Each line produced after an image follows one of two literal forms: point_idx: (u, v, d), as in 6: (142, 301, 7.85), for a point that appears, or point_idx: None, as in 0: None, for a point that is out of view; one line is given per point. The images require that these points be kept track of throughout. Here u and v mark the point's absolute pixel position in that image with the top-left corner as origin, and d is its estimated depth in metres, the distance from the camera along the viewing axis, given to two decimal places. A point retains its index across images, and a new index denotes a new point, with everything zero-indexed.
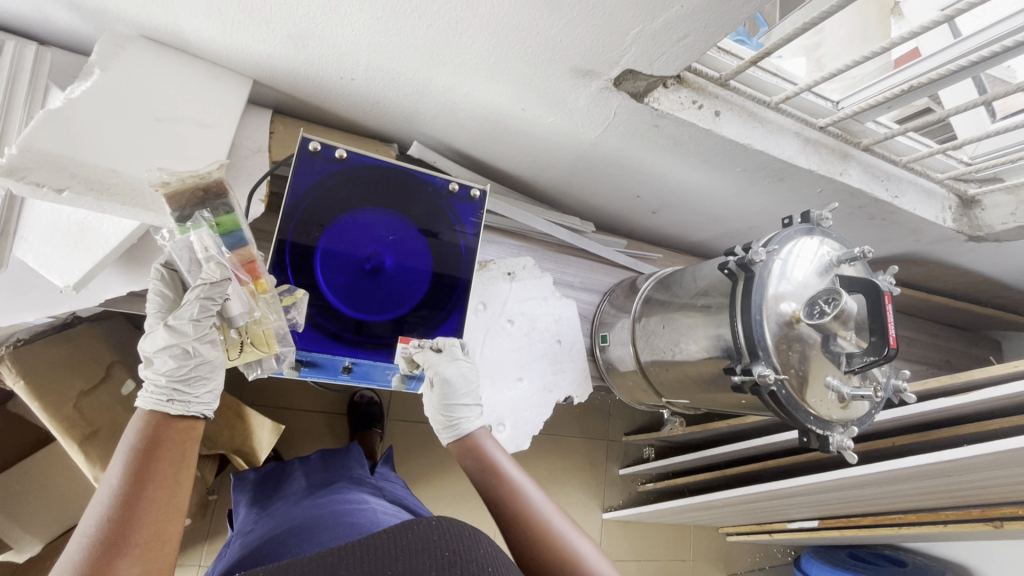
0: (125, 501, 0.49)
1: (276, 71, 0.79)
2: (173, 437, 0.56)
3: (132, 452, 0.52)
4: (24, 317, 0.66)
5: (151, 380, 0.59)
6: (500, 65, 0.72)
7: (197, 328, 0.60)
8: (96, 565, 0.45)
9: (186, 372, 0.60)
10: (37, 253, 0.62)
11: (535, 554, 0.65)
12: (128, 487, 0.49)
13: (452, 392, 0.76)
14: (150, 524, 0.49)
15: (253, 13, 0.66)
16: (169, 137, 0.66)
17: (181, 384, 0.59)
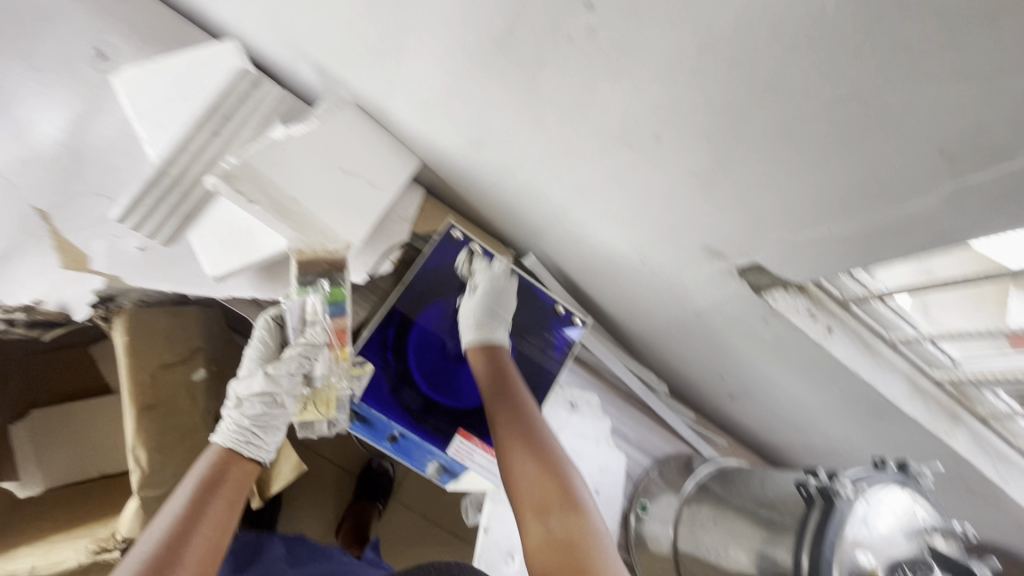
0: (184, 527, 0.60)
1: (446, 160, 0.91)
2: (230, 479, 0.67)
3: (200, 483, 0.64)
4: (162, 286, 0.76)
5: (236, 419, 0.70)
6: (638, 219, 0.78)
7: (288, 383, 0.70)
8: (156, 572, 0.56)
9: (266, 419, 0.70)
10: (205, 241, 0.72)
11: (527, 485, 0.75)
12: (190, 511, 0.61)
13: (491, 294, 0.85)
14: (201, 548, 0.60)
15: (454, 115, 0.79)
16: (346, 187, 0.76)
17: (258, 430, 0.70)
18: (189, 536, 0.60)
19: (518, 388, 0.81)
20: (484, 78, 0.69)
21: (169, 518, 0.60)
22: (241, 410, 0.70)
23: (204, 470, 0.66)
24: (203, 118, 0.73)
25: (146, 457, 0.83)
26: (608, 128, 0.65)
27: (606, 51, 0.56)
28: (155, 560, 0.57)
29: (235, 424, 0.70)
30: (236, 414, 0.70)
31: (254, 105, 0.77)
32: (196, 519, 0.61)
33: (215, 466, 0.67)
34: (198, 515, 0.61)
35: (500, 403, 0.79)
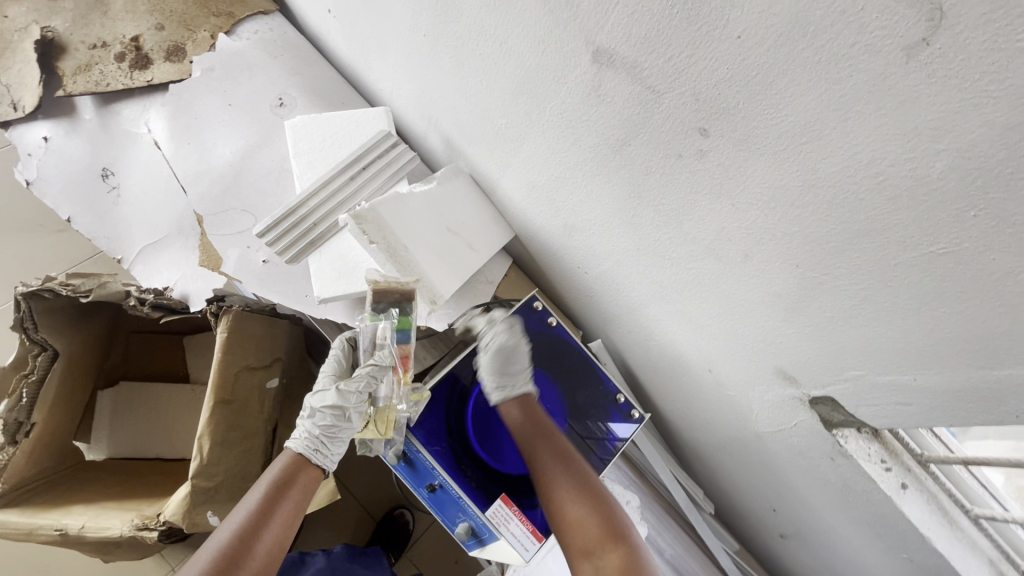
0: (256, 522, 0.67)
1: (538, 237, 0.99)
2: (298, 485, 0.74)
3: (270, 487, 0.71)
4: (271, 297, 0.84)
5: (307, 427, 0.80)
6: (714, 329, 0.80)
7: (355, 399, 0.80)
8: (228, 560, 0.63)
9: (333, 429, 0.80)
10: (319, 266, 0.81)
11: (573, 525, 0.75)
12: (261, 511, 0.68)
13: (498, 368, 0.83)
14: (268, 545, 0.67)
15: (557, 201, 0.88)
16: (449, 245, 0.85)
17: (325, 438, 0.80)
18: (262, 530, 0.67)
19: (545, 427, 0.82)
20: (593, 175, 0.77)
21: (243, 514, 0.67)
22: (313, 417, 0.80)
23: (277, 475, 0.74)
24: (347, 165, 0.86)
25: (209, 447, 0.89)
26: (700, 238, 0.70)
27: (713, 172, 0.61)
28: (228, 549, 0.63)
29: (305, 429, 0.80)
30: (308, 421, 0.80)
31: (389, 161, 0.89)
32: (267, 519, 0.68)
33: (287, 472, 0.75)
34: (269, 516, 0.68)
35: (531, 436, 0.81)
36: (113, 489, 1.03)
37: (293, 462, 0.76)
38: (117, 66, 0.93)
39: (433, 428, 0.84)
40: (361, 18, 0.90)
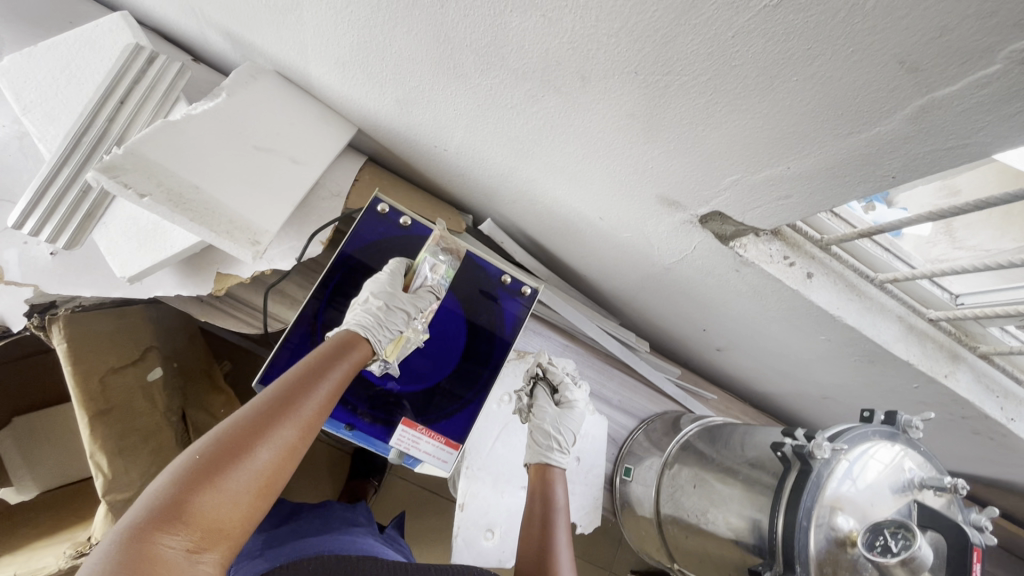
0: (304, 379, 0.58)
1: (380, 124, 0.84)
2: (350, 358, 0.65)
3: (323, 351, 0.63)
4: (80, 292, 0.71)
5: (367, 313, 0.71)
6: (586, 173, 0.70)
7: (410, 306, 0.75)
8: (273, 410, 0.53)
9: (387, 319, 0.72)
10: (111, 240, 0.66)
11: None
12: (310, 368, 0.59)
13: (543, 425, 0.83)
14: (317, 405, 0.57)
15: (373, 74, 0.71)
16: (262, 167, 0.70)
17: (383, 325, 0.71)
18: (314, 387, 0.58)
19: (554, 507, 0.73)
20: (392, 28, 0.61)
21: (295, 369, 0.59)
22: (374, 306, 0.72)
23: (327, 346, 0.64)
24: (95, 105, 0.66)
25: (105, 463, 0.80)
26: (532, 72, 0.57)
27: None
28: (278, 398, 0.54)
29: (366, 318, 0.70)
30: (364, 307, 0.72)
31: (149, 85, 0.69)
32: (315, 378, 0.59)
33: (335, 343, 0.65)
34: (317, 380, 0.58)
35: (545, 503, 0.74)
36: (42, 529, 0.97)
37: (348, 336, 0.67)
38: None
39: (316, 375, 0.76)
40: None
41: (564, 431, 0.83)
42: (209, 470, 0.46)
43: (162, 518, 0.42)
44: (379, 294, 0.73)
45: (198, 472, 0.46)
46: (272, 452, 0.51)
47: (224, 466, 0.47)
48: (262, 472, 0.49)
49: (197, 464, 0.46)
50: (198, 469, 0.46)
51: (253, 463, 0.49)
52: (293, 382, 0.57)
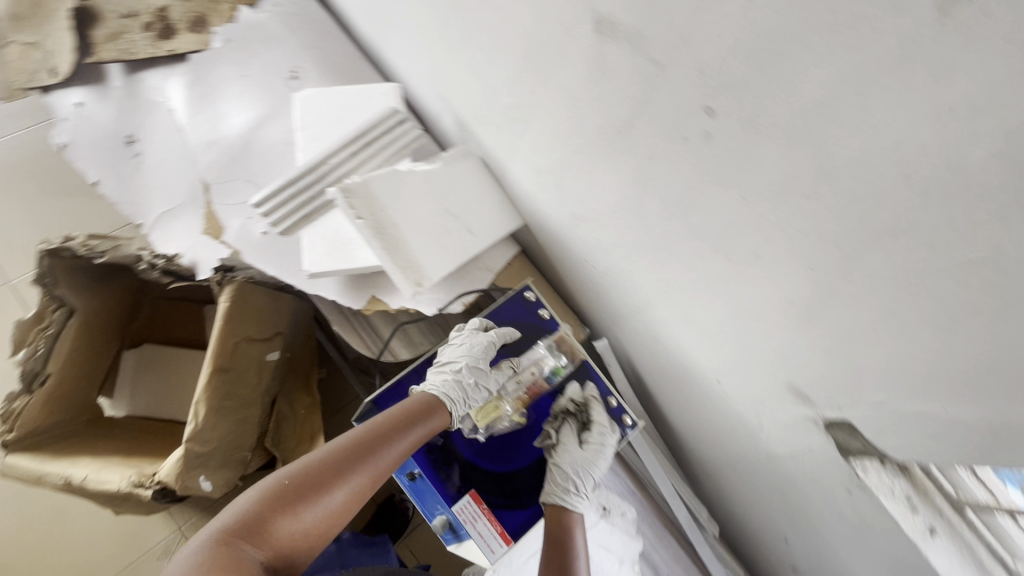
0: (386, 431, 0.66)
1: (545, 225, 0.94)
2: (430, 422, 0.71)
3: (408, 407, 0.71)
4: (267, 270, 0.84)
5: (449, 383, 0.77)
6: (721, 334, 0.73)
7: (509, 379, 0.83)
8: (352, 458, 0.62)
9: (468, 394, 0.77)
10: (312, 239, 0.79)
11: None
12: (393, 423, 0.67)
13: (563, 467, 0.82)
14: (390, 459, 0.65)
15: (562, 188, 0.82)
16: (446, 227, 0.81)
17: (463, 398, 0.77)
18: (391, 442, 0.66)
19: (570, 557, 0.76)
20: (597, 160, 0.71)
21: (380, 420, 0.67)
22: (461, 376, 0.78)
23: (412, 404, 0.71)
24: (350, 140, 0.83)
25: (204, 412, 0.90)
26: (707, 233, 0.63)
27: (719, 159, 0.55)
28: (359, 446, 0.63)
29: (452, 388, 0.76)
30: (453, 375, 0.77)
31: (393, 139, 0.86)
32: (393, 433, 0.67)
33: (420, 403, 0.72)
34: (393, 439, 0.66)
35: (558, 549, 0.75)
36: (120, 446, 1.07)
37: (430, 400, 0.73)
38: (143, 36, 0.95)
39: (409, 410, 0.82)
40: None
41: (585, 475, 0.82)
42: (285, 502, 0.56)
43: (245, 534, 0.53)
44: (470, 365, 0.79)
45: (283, 499, 0.57)
46: (339, 497, 0.60)
47: (302, 502, 0.57)
48: (330, 510, 0.59)
49: (279, 495, 0.57)
50: (277, 498, 0.56)
51: (324, 504, 0.58)
52: (373, 436, 0.65)
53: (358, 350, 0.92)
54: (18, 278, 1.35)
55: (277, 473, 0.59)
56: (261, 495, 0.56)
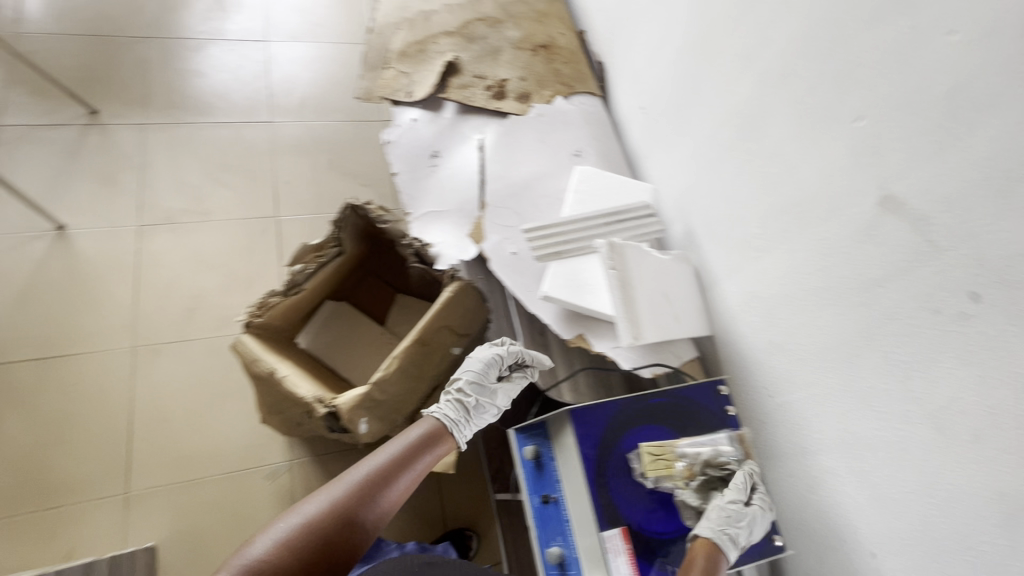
0: (391, 467, 0.77)
1: (734, 343, 1.03)
2: (436, 448, 0.84)
3: (409, 443, 0.81)
4: (505, 280, 0.99)
5: (449, 403, 0.93)
6: (898, 505, 0.74)
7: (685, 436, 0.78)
8: (362, 496, 0.72)
9: (468, 408, 0.93)
10: (556, 270, 0.96)
11: None
12: (396, 460, 0.78)
13: (719, 512, 0.70)
14: (396, 490, 0.76)
15: (773, 316, 0.92)
16: (663, 304, 0.94)
17: (464, 413, 0.92)
18: (396, 477, 0.77)
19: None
20: (826, 304, 0.81)
21: (384, 457, 0.78)
22: (464, 398, 0.93)
23: (422, 435, 0.84)
24: (608, 213, 1.03)
25: (394, 367, 1.08)
26: (926, 400, 0.68)
27: (971, 340, 0.62)
28: (370, 483, 0.74)
29: (450, 411, 0.90)
30: (455, 394, 0.94)
31: (639, 225, 1.04)
32: (397, 469, 0.77)
33: (429, 431, 0.85)
34: (407, 465, 0.78)
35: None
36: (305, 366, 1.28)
37: (439, 429, 0.86)
38: (483, 92, 1.27)
39: (595, 427, 0.77)
40: (668, 122, 1.15)
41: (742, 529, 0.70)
42: (311, 545, 0.66)
43: (294, 552, 0.65)
44: (469, 382, 0.95)
45: (309, 540, 0.67)
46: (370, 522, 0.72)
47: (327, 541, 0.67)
48: (353, 538, 0.70)
49: (324, 520, 0.69)
50: (302, 542, 0.66)
51: (343, 538, 0.69)
52: (393, 466, 0.77)
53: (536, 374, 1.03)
54: (283, 216, 1.71)
55: (310, 501, 0.70)
56: (287, 540, 0.66)
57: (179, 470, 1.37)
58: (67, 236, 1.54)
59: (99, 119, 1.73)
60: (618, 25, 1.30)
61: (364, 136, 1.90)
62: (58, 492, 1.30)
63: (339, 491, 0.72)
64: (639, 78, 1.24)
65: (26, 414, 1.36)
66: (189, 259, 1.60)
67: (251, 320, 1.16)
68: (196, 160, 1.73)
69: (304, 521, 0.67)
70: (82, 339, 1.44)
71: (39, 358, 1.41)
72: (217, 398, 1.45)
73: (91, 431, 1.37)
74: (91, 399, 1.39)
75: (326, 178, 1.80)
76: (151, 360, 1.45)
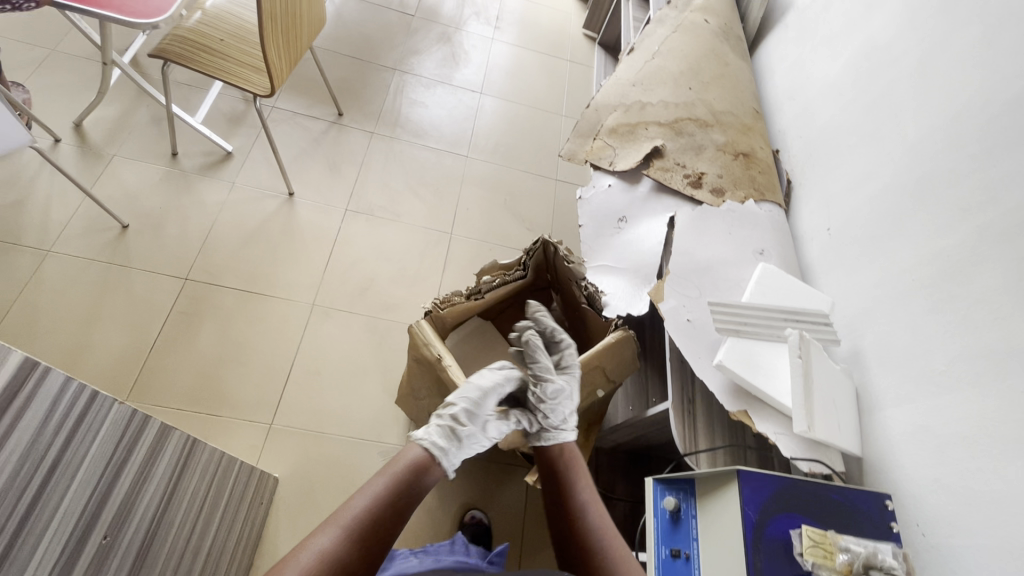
0: (391, 496, 0.80)
1: (888, 472, 1.02)
2: (429, 474, 0.88)
3: (400, 471, 0.84)
4: (678, 340, 1.09)
5: (437, 434, 0.96)
6: None
7: (855, 541, 0.79)
8: (370, 526, 0.76)
9: (466, 438, 0.99)
10: (733, 345, 1.03)
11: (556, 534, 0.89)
12: (394, 488, 0.81)
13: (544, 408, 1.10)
14: (399, 515, 0.80)
15: (944, 455, 0.92)
16: (831, 408, 0.97)
17: (460, 440, 0.98)
18: (400, 501, 0.80)
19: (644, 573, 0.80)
20: (1016, 457, 0.81)
21: (381, 487, 0.80)
22: (456, 427, 0.99)
23: (410, 462, 0.86)
24: (790, 311, 1.10)
25: None
26: None
27: None
28: (377, 512, 0.77)
29: (441, 439, 0.95)
30: (447, 423, 0.99)
31: (817, 331, 1.10)
32: (399, 498, 0.81)
33: (416, 459, 0.88)
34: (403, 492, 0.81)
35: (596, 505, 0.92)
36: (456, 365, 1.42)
37: (427, 458, 0.89)
38: (680, 178, 1.43)
39: (762, 492, 0.83)
40: (857, 248, 1.22)
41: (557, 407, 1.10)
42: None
43: None
44: (463, 411, 1.01)
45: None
46: (371, 556, 0.74)
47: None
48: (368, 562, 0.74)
49: (328, 563, 0.70)
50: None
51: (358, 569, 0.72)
52: (388, 500, 0.79)
53: (683, 434, 1.07)
54: (455, 235, 1.94)
55: (316, 538, 0.72)
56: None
57: (313, 420, 1.51)
58: (292, 202, 1.85)
59: (341, 121, 2.11)
60: (818, 155, 1.43)
61: (537, 189, 2.13)
62: (221, 403, 1.49)
63: (338, 530, 0.73)
64: (832, 204, 1.33)
65: (220, 330, 1.59)
66: (374, 246, 1.84)
67: (432, 309, 1.34)
68: (402, 172, 2.04)
69: (316, 562, 0.69)
70: (278, 286, 1.69)
71: (243, 290, 1.66)
72: (361, 369, 1.62)
73: (263, 361, 1.57)
74: (270, 336, 1.61)
75: (498, 214, 2.03)
76: (321, 320, 1.67)
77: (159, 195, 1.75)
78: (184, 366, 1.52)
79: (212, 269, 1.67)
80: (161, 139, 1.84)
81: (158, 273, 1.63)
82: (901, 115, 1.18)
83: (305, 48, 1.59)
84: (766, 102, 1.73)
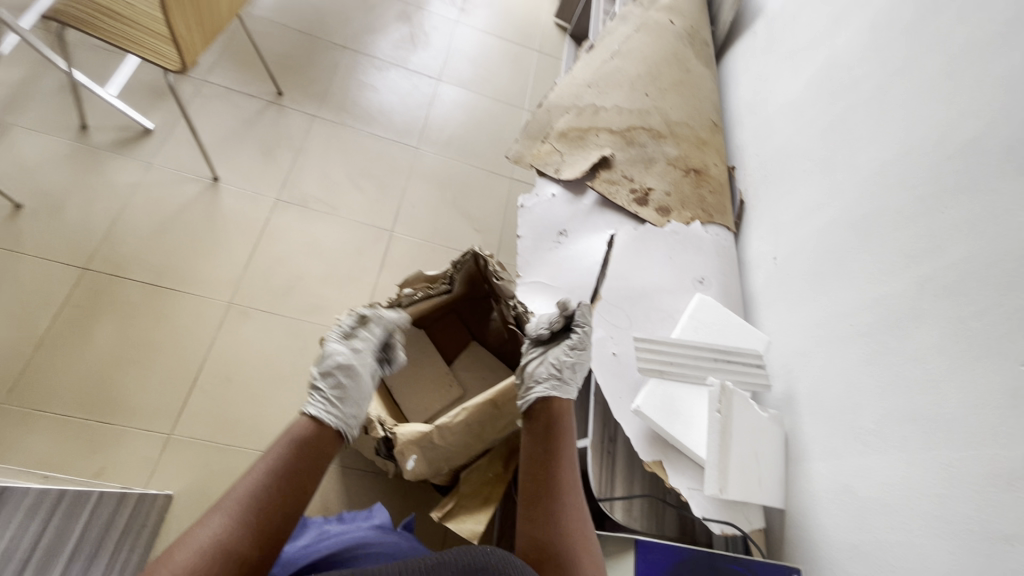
0: (279, 467, 0.81)
1: (809, 532, 0.96)
2: (322, 440, 0.90)
3: (284, 445, 0.85)
4: (599, 378, 1.01)
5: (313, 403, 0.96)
6: None
7: None
8: (265, 497, 0.77)
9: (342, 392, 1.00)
10: (653, 389, 0.95)
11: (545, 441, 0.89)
12: (280, 460, 0.82)
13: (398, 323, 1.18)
14: (298, 481, 0.82)
15: (863, 520, 0.86)
16: (752, 462, 0.90)
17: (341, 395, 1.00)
18: (292, 468, 0.83)
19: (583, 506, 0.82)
20: (937, 537, 0.75)
21: (264, 465, 0.81)
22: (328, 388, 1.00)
23: (296, 435, 0.88)
24: (718, 351, 1.02)
25: (459, 419, 1.09)
26: None
27: None
28: (267, 482, 0.78)
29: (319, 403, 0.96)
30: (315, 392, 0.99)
31: (745, 373, 1.02)
32: (289, 468, 0.82)
33: (305, 429, 0.90)
34: (290, 461, 0.83)
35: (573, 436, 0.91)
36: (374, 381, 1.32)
37: (317, 427, 0.91)
38: (626, 194, 1.33)
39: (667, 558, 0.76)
40: (799, 283, 1.15)
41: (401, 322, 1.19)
42: (228, 551, 0.70)
43: (213, 559, 0.68)
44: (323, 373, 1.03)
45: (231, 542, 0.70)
46: (273, 529, 0.75)
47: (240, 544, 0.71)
48: (265, 525, 0.75)
49: (225, 535, 0.71)
50: (223, 552, 0.69)
51: (259, 533, 0.73)
52: (276, 475, 0.80)
53: (596, 478, 0.99)
54: (396, 233, 1.81)
55: (206, 523, 0.71)
56: (201, 552, 0.68)
57: (219, 430, 1.39)
58: (216, 188, 1.71)
59: (281, 101, 1.95)
60: (772, 177, 1.35)
61: (489, 187, 2.01)
62: (113, 409, 1.35)
63: (230, 506, 0.74)
64: (780, 231, 1.26)
65: (120, 327, 1.44)
66: (305, 240, 1.71)
67: None
68: (343, 161, 1.89)
69: (209, 539, 0.70)
70: (191, 281, 1.55)
71: (151, 283, 1.52)
72: (278, 375, 1.49)
73: (167, 364, 1.44)
74: (176, 336, 1.47)
75: (445, 213, 1.91)
76: (237, 320, 1.54)
77: (61, 173, 1.58)
78: (76, 367, 1.38)
79: (117, 259, 1.52)
80: (69, 111, 1.66)
81: (52, 260, 1.47)
82: (855, 143, 1.10)
83: (227, 19, 1.43)
84: (729, 114, 1.64)
